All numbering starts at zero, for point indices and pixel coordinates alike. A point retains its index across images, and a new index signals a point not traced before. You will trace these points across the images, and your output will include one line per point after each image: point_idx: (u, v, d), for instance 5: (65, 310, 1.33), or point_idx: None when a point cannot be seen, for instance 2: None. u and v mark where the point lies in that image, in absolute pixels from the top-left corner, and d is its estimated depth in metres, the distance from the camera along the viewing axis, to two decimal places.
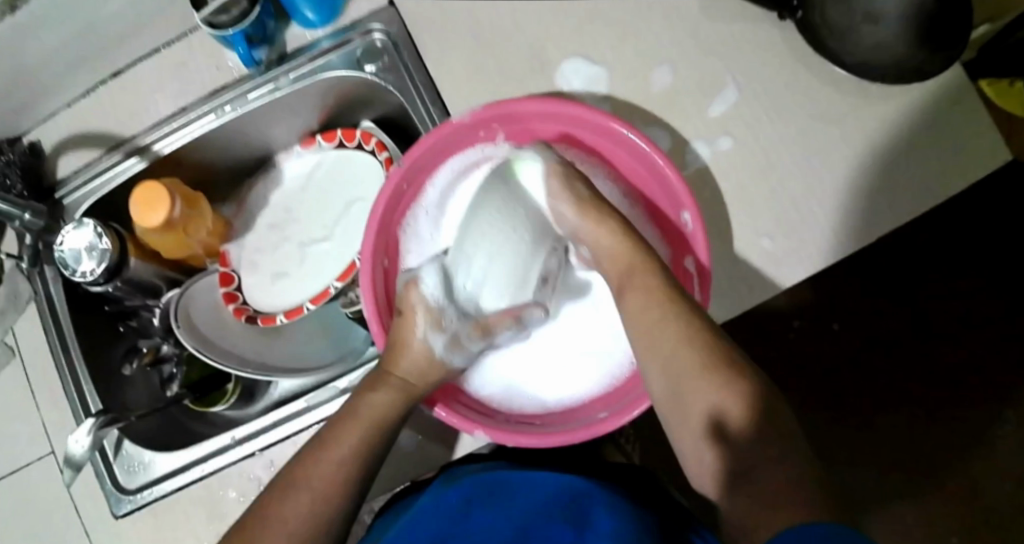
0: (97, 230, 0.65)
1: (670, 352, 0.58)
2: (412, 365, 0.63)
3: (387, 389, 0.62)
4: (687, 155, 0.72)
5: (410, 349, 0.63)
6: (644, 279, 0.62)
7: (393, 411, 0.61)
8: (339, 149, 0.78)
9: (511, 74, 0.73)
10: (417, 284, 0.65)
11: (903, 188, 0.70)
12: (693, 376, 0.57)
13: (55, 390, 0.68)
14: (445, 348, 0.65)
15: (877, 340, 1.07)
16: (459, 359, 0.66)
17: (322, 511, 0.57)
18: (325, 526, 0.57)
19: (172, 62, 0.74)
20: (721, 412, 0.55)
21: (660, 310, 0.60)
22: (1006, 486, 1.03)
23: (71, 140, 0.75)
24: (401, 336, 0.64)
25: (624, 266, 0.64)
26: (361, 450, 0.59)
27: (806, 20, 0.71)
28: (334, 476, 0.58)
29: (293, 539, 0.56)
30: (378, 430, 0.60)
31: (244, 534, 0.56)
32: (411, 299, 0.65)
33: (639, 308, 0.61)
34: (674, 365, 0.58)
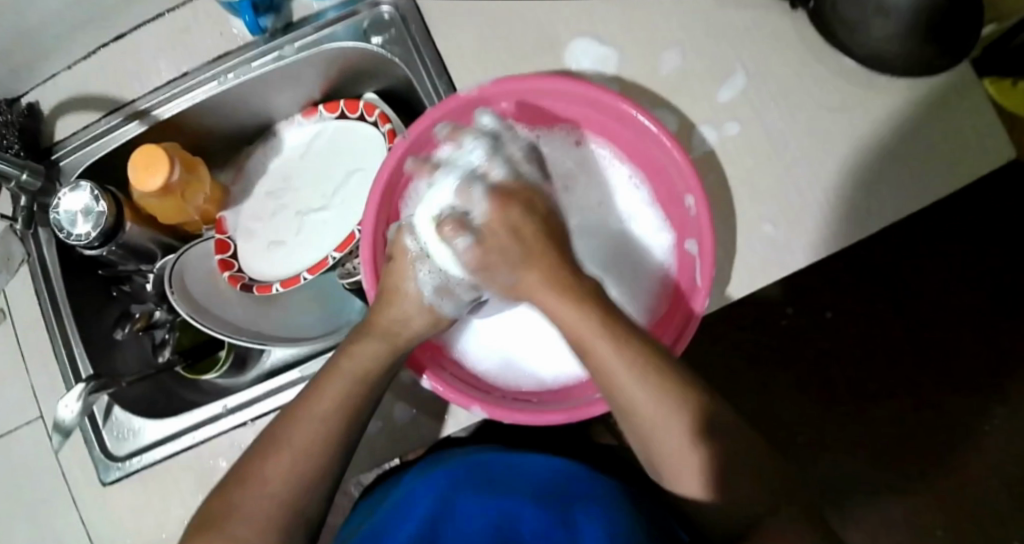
0: (94, 192, 0.64)
1: (639, 387, 0.56)
2: (401, 312, 0.62)
3: (373, 338, 0.61)
4: (693, 137, 0.71)
5: (402, 293, 0.62)
6: (597, 347, 0.57)
7: (376, 364, 0.60)
8: (341, 120, 0.77)
9: (518, 50, 0.72)
10: (410, 230, 0.63)
11: (913, 174, 0.68)
12: (666, 410, 0.55)
13: (45, 355, 0.67)
14: (434, 293, 0.63)
15: (874, 339, 1.06)
16: (448, 307, 0.64)
17: (304, 470, 0.56)
18: (307, 486, 0.56)
19: (175, 28, 0.73)
20: (701, 430, 0.55)
21: (620, 355, 0.56)
22: (994, 486, 1.03)
23: (71, 102, 0.74)
24: (390, 284, 0.63)
25: (575, 337, 0.58)
26: (342, 409, 0.58)
27: (818, 9, 0.70)
28: (314, 434, 0.57)
29: (273, 501, 0.55)
30: (358, 385, 0.59)
31: (226, 495, 0.56)
32: (404, 244, 0.63)
33: (594, 360, 0.57)
34: (646, 400, 0.55)
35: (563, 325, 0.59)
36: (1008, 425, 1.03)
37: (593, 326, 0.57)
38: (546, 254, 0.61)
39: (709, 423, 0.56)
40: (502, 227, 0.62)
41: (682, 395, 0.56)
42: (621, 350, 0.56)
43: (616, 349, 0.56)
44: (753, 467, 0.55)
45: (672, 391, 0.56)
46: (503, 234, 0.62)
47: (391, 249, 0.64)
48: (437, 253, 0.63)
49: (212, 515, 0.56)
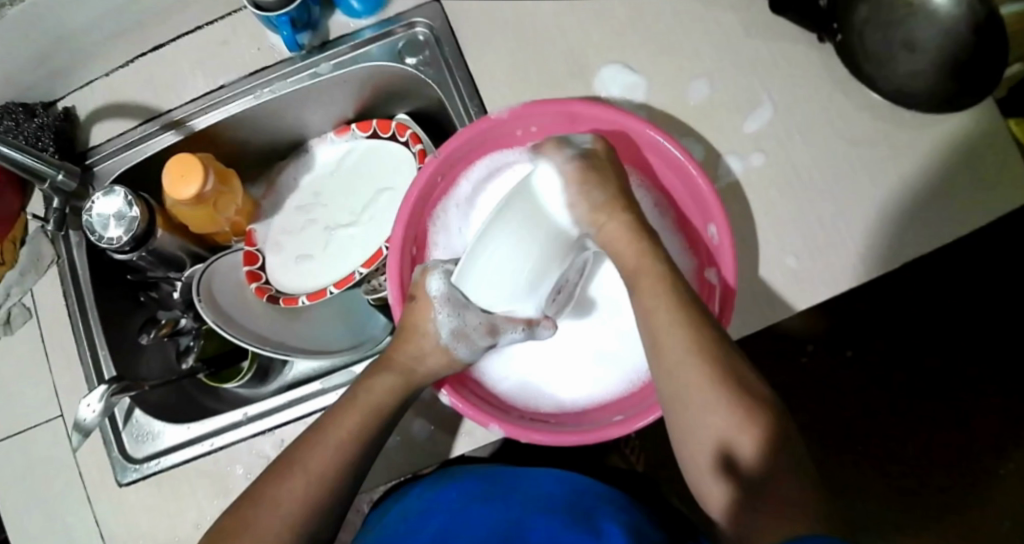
0: (127, 197, 0.64)
1: (688, 370, 0.56)
2: (416, 349, 0.61)
3: (390, 373, 0.61)
4: (719, 166, 0.71)
5: (419, 334, 0.61)
6: (657, 301, 0.59)
7: (393, 397, 0.60)
8: (372, 138, 0.78)
9: (548, 75, 0.73)
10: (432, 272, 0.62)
11: (936, 210, 0.68)
12: (708, 402, 0.55)
13: (68, 355, 0.68)
14: (451, 336, 0.60)
15: (891, 377, 1.05)
16: (465, 352, 0.61)
17: (316, 496, 0.56)
18: (315, 512, 0.56)
19: (214, 41, 0.74)
20: (731, 446, 0.54)
21: (682, 332, 0.57)
22: (1011, 533, 1.01)
23: (107, 108, 0.75)
24: (411, 322, 0.61)
25: (633, 272, 0.61)
26: (356, 438, 0.58)
27: (846, 43, 0.71)
28: (328, 462, 0.57)
29: (283, 524, 0.55)
30: (374, 420, 0.59)
31: (236, 513, 0.56)
32: (426, 284, 0.61)
33: (652, 333, 0.58)
34: (688, 391, 0.56)
35: (620, 253, 0.61)
36: None
37: (664, 296, 0.58)
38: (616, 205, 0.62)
39: (740, 445, 0.54)
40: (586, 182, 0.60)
41: (728, 397, 0.55)
42: (679, 335, 0.57)
43: (684, 329, 0.57)
44: (780, 482, 0.53)
45: (725, 382, 0.55)
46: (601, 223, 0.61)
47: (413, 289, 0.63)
48: (454, 297, 0.60)
49: (223, 533, 0.55)
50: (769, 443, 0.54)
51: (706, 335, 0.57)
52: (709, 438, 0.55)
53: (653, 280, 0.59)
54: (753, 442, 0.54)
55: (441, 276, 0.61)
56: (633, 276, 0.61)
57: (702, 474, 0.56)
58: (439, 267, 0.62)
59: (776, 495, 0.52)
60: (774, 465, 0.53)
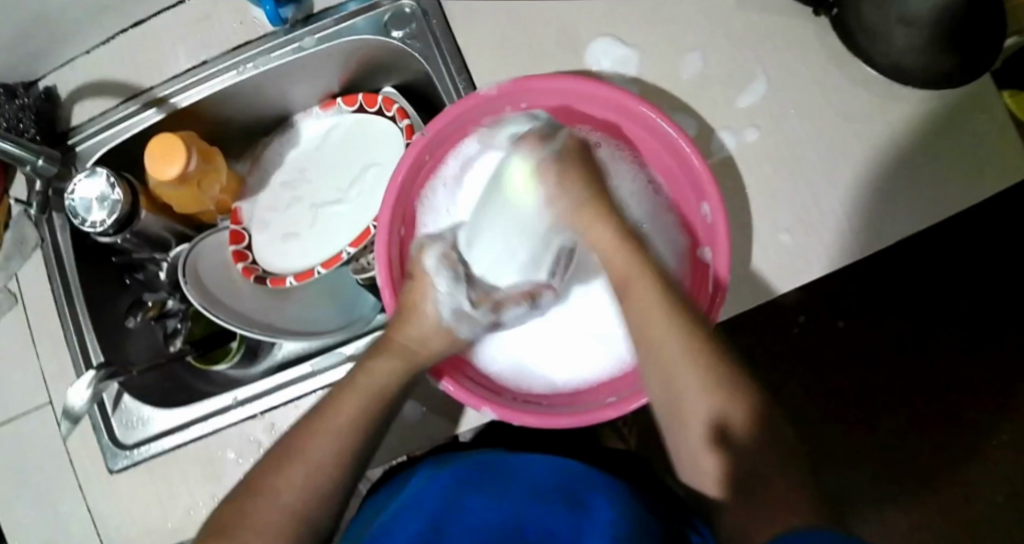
0: (110, 179, 0.63)
1: (677, 363, 0.58)
2: (419, 332, 0.62)
3: (390, 356, 0.61)
4: (712, 142, 0.70)
5: (420, 313, 0.62)
6: (647, 298, 0.60)
7: (394, 381, 0.60)
8: (359, 113, 0.76)
9: (539, 49, 0.71)
10: (426, 249, 0.64)
11: (932, 185, 0.68)
12: (694, 380, 0.58)
13: (55, 340, 0.67)
14: (452, 316, 0.63)
15: (881, 347, 1.06)
16: (467, 330, 0.64)
17: (317, 482, 0.56)
18: (317, 499, 0.56)
19: (194, 15, 0.72)
20: (723, 421, 0.56)
21: (666, 324, 0.59)
22: (997, 498, 1.03)
23: (87, 87, 0.73)
24: (411, 299, 0.62)
25: (624, 278, 0.61)
26: (358, 422, 0.58)
27: (841, 17, 0.69)
28: (329, 447, 0.57)
29: (285, 511, 0.55)
30: (375, 404, 0.59)
31: (237, 501, 0.56)
32: (423, 264, 0.63)
33: (644, 328, 0.60)
34: (679, 376, 0.58)
35: (609, 263, 0.62)
36: (1015, 437, 1.03)
37: (657, 305, 0.59)
38: (603, 213, 0.63)
39: (732, 420, 0.56)
40: (564, 192, 0.63)
41: (715, 379, 0.57)
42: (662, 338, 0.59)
43: (672, 320, 0.59)
44: (767, 458, 0.55)
45: (719, 387, 0.57)
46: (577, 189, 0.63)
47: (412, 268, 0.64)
48: (454, 270, 0.63)
49: (222, 523, 0.55)
50: (756, 421, 0.56)
51: (697, 328, 0.58)
52: (699, 418, 0.57)
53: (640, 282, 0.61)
54: (744, 417, 0.56)
55: (437, 254, 0.63)
56: (623, 283, 0.62)
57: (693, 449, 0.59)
58: (436, 246, 0.64)
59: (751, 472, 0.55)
60: (762, 441, 0.56)
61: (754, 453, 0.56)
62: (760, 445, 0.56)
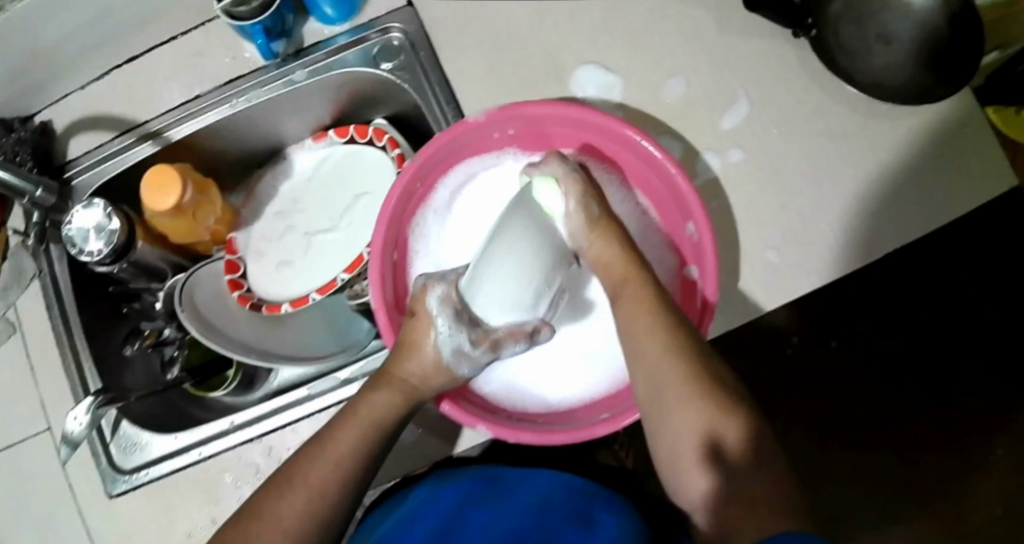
0: (107, 210, 0.65)
1: (665, 369, 0.58)
2: (419, 368, 0.61)
3: (391, 389, 0.61)
4: (696, 164, 0.72)
5: (422, 351, 0.61)
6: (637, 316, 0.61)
7: (394, 414, 0.60)
8: (349, 146, 0.78)
9: (525, 76, 0.73)
10: (429, 290, 0.62)
11: (911, 203, 0.69)
12: (685, 390, 0.58)
13: (55, 369, 0.68)
14: (453, 355, 0.61)
15: (875, 362, 1.07)
16: (465, 368, 0.62)
17: (313, 513, 0.57)
18: (312, 530, 0.57)
19: (189, 50, 0.74)
20: (714, 435, 0.56)
21: (660, 340, 0.59)
22: (995, 512, 1.03)
23: (86, 120, 0.75)
24: (411, 339, 0.62)
25: (620, 282, 0.63)
26: (355, 455, 0.59)
27: (820, 38, 0.71)
28: (329, 476, 0.58)
29: (280, 541, 0.56)
30: (374, 436, 0.59)
31: (237, 527, 0.56)
32: (426, 300, 0.62)
33: (632, 336, 0.61)
34: (674, 396, 0.58)
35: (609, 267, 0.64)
36: (1011, 450, 1.03)
37: (648, 314, 0.60)
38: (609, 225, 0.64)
39: (725, 435, 0.56)
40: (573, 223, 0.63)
41: (708, 389, 0.58)
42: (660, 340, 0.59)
43: (662, 343, 0.59)
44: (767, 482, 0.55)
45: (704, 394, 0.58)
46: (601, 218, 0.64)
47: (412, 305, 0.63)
48: (460, 311, 0.61)
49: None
50: (746, 434, 0.57)
51: (681, 339, 0.59)
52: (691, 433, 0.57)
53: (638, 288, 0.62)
54: (734, 432, 0.56)
55: (440, 293, 0.61)
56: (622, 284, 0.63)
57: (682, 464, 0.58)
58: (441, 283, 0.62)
59: (746, 514, 0.53)
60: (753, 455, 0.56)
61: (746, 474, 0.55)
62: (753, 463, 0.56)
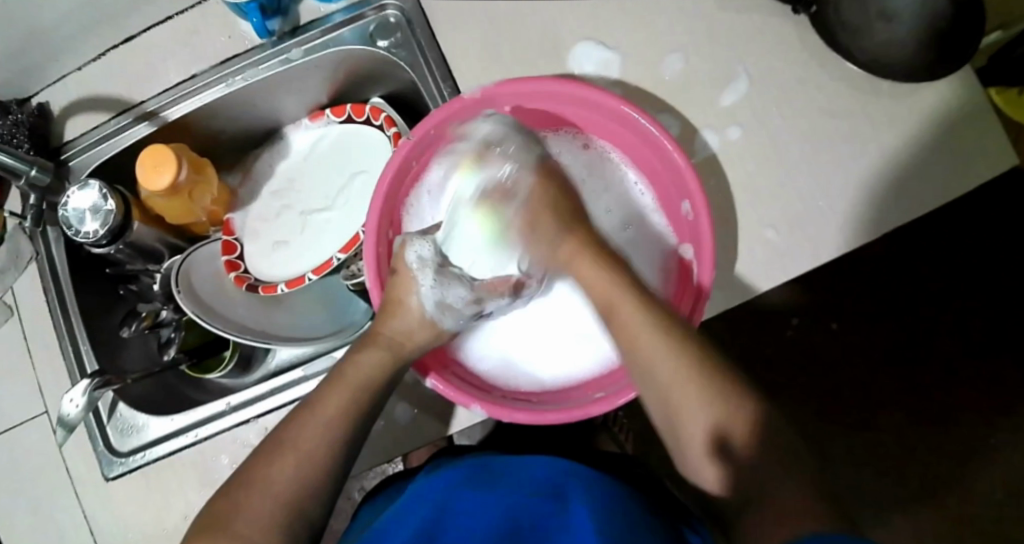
0: (102, 190, 0.64)
1: (660, 363, 0.58)
2: (404, 325, 0.63)
3: (375, 348, 0.62)
4: (695, 143, 0.71)
5: (405, 308, 0.63)
6: (637, 327, 0.59)
7: (381, 375, 0.61)
8: (347, 123, 0.78)
9: (523, 55, 0.72)
10: (410, 245, 0.64)
11: (913, 181, 0.68)
12: (689, 394, 0.57)
13: (52, 352, 0.68)
14: (436, 308, 0.64)
15: (877, 344, 1.06)
16: (450, 322, 0.65)
17: (308, 474, 0.57)
18: (305, 492, 0.57)
19: (183, 30, 0.74)
20: (725, 430, 0.56)
21: (652, 331, 0.59)
22: (996, 493, 1.03)
23: (80, 102, 0.75)
24: (394, 297, 0.63)
25: (599, 300, 0.63)
26: (346, 416, 0.59)
27: (820, 15, 0.70)
28: (321, 440, 0.58)
29: (275, 503, 0.56)
30: (363, 397, 0.60)
31: (228, 498, 0.56)
32: (406, 257, 0.64)
33: (625, 335, 0.60)
34: (674, 391, 0.58)
35: (593, 291, 0.63)
36: (1012, 432, 1.03)
37: (642, 322, 0.59)
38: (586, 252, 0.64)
39: (733, 431, 0.56)
40: (540, 230, 0.67)
41: (710, 390, 0.57)
42: (661, 336, 0.58)
43: (667, 339, 0.58)
44: (778, 460, 0.54)
45: (707, 386, 0.57)
46: (549, 190, 0.68)
47: (393, 263, 0.65)
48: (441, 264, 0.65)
49: (213, 518, 0.56)
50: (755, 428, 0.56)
51: (687, 346, 0.58)
52: (697, 429, 0.57)
53: (632, 310, 0.60)
54: (743, 428, 0.56)
55: (422, 246, 0.64)
56: (608, 310, 0.62)
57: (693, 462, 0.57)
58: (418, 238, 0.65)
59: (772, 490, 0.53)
60: (764, 449, 0.55)
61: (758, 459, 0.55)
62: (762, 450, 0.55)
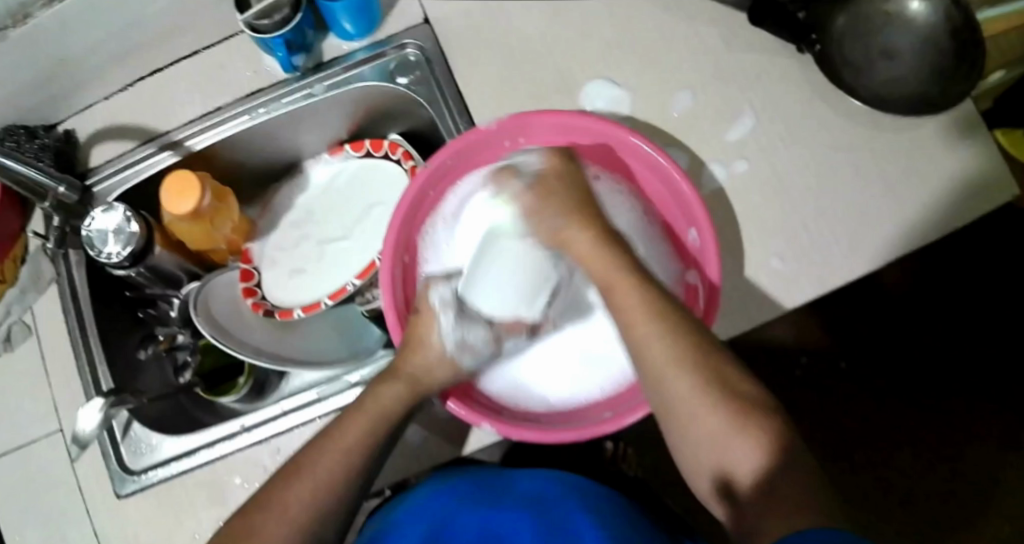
0: (126, 213, 0.66)
1: (659, 356, 0.56)
2: (424, 360, 0.61)
3: (397, 381, 0.61)
4: (703, 174, 0.73)
5: (425, 345, 0.62)
6: (632, 317, 0.58)
7: (399, 407, 0.61)
8: (365, 158, 0.80)
9: (536, 91, 0.75)
10: (435, 285, 0.63)
11: (916, 212, 0.70)
12: (691, 397, 0.55)
13: (67, 370, 0.69)
14: (455, 346, 0.62)
15: (888, 386, 1.06)
16: (469, 360, 0.63)
17: (322, 503, 0.56)
18: (318, 520, 0.56)
19: (210, 66, 0.77)
20: (729, 463, 0.53)
21: (660, 343, 0.57)
22: (1013, 540, 1.01)
23: (107, 130, 0.77)
24: (416, 334, 0.62)
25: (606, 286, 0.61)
26: (364, 444, 0.58)
27: (824, 53, 0.73)
28: (336, 468, 0.57)
29: (288, 528, 0.55)
30: (381, 426, 0.59)
31: (241, 521, 0.55)
32: (430, 296, 0.63)
33: (634, 340, 0.58)
34: (682, 411, 0.55)
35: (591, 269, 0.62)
36: None
37: (641, 310, 0.58)
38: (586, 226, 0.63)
39: (739, 462, 0.53)
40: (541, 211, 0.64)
41: (714, 392, 0.55)
42: (660, 331, 0.57)
43: (665, 332, 0.57)
44: (792, 473, 0.51)
45: (710, 388, 0.55)
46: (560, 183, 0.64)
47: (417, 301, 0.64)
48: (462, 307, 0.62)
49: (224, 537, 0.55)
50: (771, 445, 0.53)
51: (688, 345, 0.56)
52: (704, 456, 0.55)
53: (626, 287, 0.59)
54: (750, 466, 0.52)
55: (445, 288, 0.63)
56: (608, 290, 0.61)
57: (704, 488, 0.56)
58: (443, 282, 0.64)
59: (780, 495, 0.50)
60: (768, 489, 0.51)
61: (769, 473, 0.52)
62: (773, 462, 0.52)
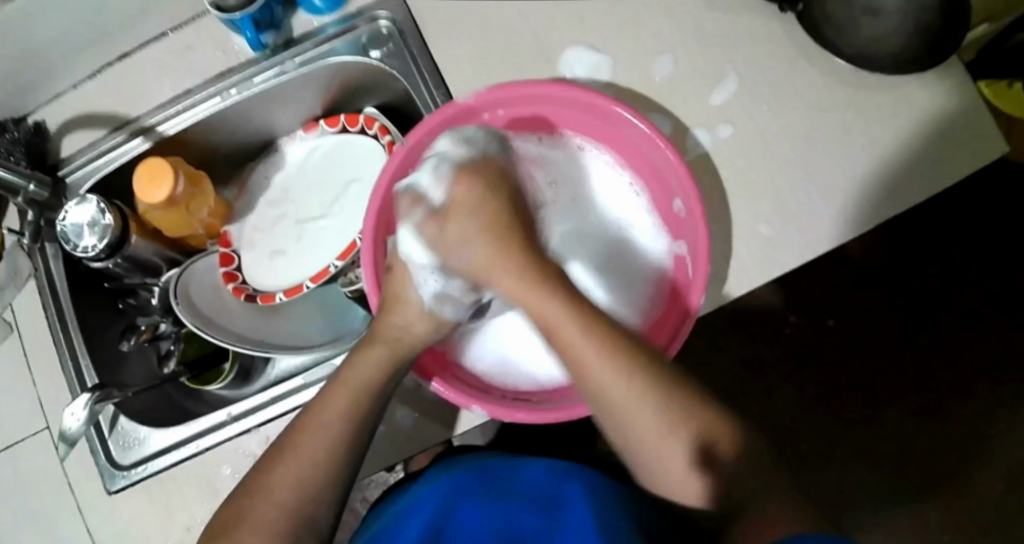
0: (99, 205, 0.64)
1: (606, 374, 0.55)
2: (403, 321, 0.61)
3: (375, 348, 0.61)
4: (687, 141, 0.71)
5: (403, 307, 0.62)
6: (572, 341, 0.57)
7: (380, 374, 0.60)
8: (341, 134, 0.78)
9: (513, 61, 0.73)
10: (406, 245, 0.62)
11: (903, 172, 0.69)
12: (639, 403, 0.55)
13: (52, 368, 0.68)
14: (435, 299, 0.62)
15: (876, 341, 1.07)
16: (450, 311, 0.64)
17: (313, 480, 0.56)
18: (311, 498, 0.56)
19: (178, 46, 0.74)
20: (702, 444, 0.55)
21: (602, 352, 0.56)
22: (1000, 486, 1.03)
23: (75, 120, 0.75)
24: (391, 293, 0.62)
25: (538, 312, 0.58)
26: (347, 418, 0.58)
27: (807, 12, 0.71)
28: (321, 444, 0.57)
29: (281, 510, 0.55)
30: (363, 397, 0.59)
31: (232, 509, 0.56)
32: (400, 253, 0.62)
33: (579, 365, 0.56)
34: (646, 429, 0.56)
35: (520, 298, 0.59)
36: (1014, 424, 1.03)
37: (579, 332, 0.56)
38: (507, 256, 0.60)
39: (710, 446, 0.55)
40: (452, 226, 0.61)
41: (673, 404, 0.55)
42: (602, 351, 0.56)
43: (604, 350, 0.56)
44: (757, 468, 0.56)
45: (661, 392, 0.55)
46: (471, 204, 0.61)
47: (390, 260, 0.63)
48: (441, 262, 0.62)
49: (220, 528, 0.56)
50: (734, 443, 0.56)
51: (636, 360, 0.56)
52: (664, 468, 0.56)
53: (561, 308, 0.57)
54: (721, 439, 0.56)
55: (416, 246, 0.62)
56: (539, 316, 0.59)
57: (668, 483, 0.57)
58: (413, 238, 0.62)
59: (755, 477, 0.55)
60: (744, 461, 0.56)
61: (740, 469, 0.56)
62: (743, 459, 0.56)
